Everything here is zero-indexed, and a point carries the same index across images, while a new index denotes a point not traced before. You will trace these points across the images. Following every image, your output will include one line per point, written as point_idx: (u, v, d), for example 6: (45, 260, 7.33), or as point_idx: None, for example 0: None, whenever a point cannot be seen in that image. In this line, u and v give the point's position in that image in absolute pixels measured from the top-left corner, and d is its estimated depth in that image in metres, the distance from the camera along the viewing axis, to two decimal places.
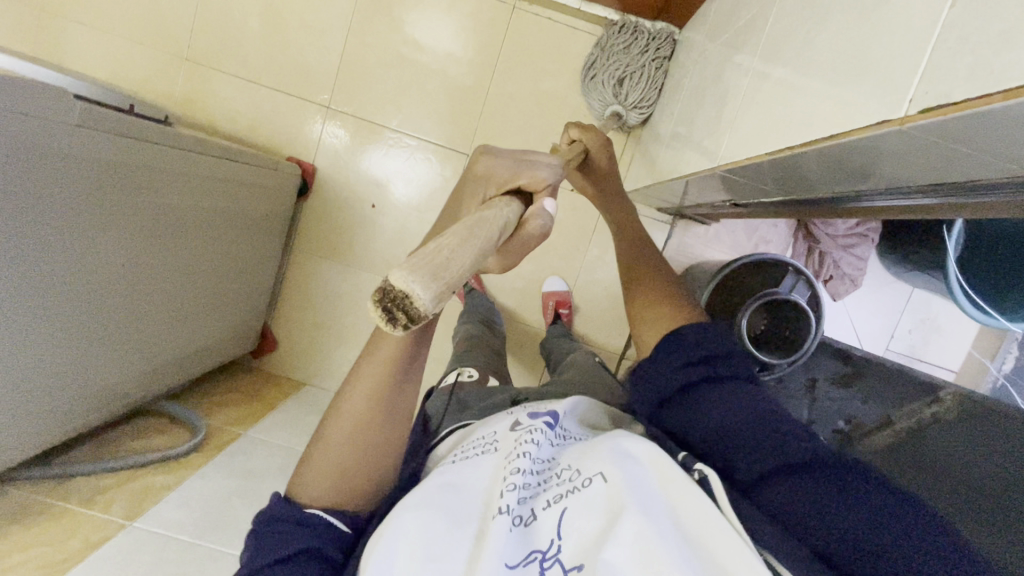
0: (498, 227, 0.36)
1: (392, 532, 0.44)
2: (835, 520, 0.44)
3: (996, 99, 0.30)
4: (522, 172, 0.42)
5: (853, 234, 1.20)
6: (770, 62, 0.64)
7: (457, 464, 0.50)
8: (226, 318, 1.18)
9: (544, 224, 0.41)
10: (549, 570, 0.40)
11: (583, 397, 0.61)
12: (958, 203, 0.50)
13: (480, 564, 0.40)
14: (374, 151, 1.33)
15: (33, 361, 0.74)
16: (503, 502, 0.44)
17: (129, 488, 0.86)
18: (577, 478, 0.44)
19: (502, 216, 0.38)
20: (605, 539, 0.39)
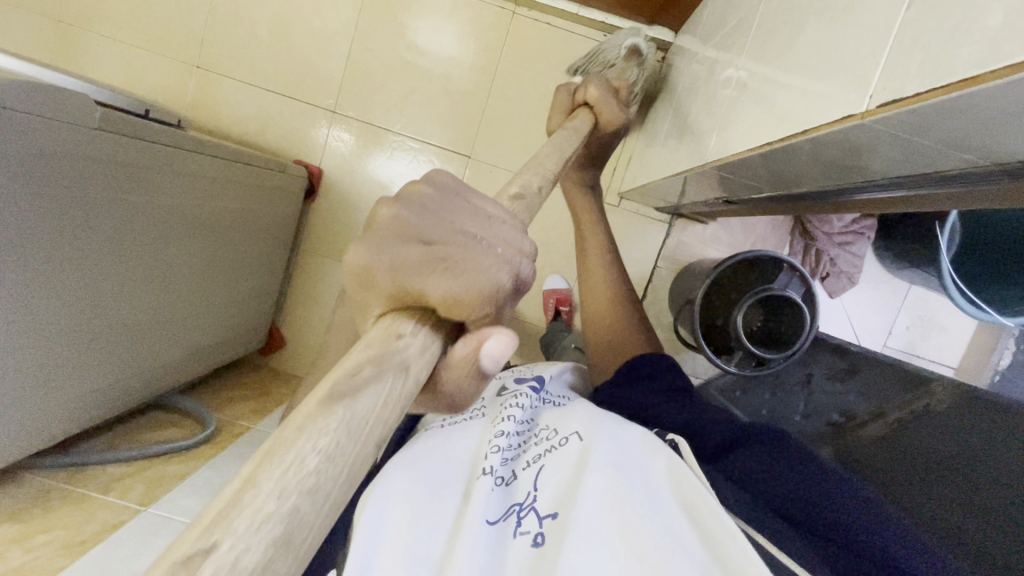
0: (397, 404, 0.32)
1: (382, 491, 0.48)
2: (797, 487, 0.55)
3: (939, 93, 0.33)
4: (432, 292, 0.34)
5: (850, 232, 1.22)
6: (755, 63, 0.67)
7: (446, 433, 0.56)
8: (236, 315, 1.21)
9: (476, 367, 0.36)
10: (525, 518, 0.46)
11: (559, 367, 0.75)
12: (925, 193, 0.53)
13: (465, 515, 0.46)
14: (378, 155, 1.37)
15: (55, 352, 0.78)
16: (488, 464, 0.50)
17: (142, 478, 0.90)
18: (554, 438, 0.51)
19: (397, 388, 0.32)
20: (577, 486, 0.45)
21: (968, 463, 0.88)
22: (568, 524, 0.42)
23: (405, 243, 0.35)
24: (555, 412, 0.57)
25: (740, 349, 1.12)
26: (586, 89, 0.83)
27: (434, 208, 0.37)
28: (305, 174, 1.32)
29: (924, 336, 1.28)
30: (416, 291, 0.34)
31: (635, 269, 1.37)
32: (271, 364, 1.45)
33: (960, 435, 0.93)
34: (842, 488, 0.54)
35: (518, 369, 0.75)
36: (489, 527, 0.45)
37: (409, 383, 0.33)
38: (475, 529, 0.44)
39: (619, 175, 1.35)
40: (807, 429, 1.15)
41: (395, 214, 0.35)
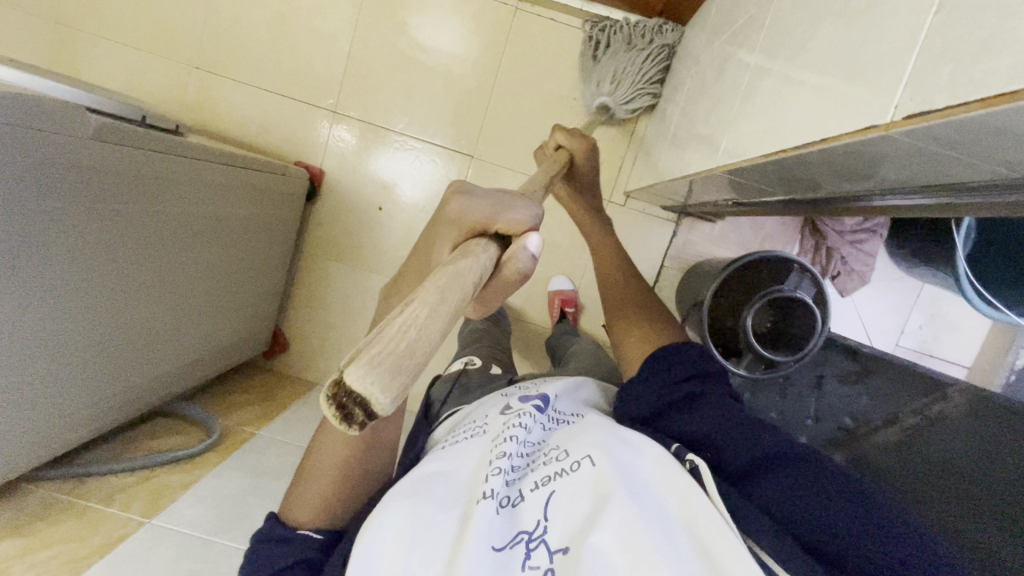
0: (476, 274, 0.34)
1: (380, 522, 0.49)
2: (816, 513, 0.52)
3: (973, 108, 0.31)
4: (498, 217, 0.39)
5: (863, 230, 1.22)
6: (767, 64, 0.64)
7: (450, 457, 0.56)
8: (239, 320, 1.20)
9: (524, 264, 0.38)
10: (534, 551, 0.45)
11: (569, 382, 0.74)
12: (949, 200, 0.50)
13: (467, 542, 0.45)
14: (381, 155, 1.35)
15: (55, 365, 0.77)
16: (489, 487, 0.49)
17: (146, 487, 0.89)
18: (564, 460, 0.50)
19: (477, 263, 0.35)
20: (591, 522, 0.44)
21: (993, 484, 0.88)
22: (580, 563, 0.42)
23: (471, 197, 0.42)
24: (565, 433, 0.56)
25: (750, 352, 1.11)
26: (555, 136, 0.99)
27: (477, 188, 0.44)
28: (306, 175, 1.31)
29: (937, 335, 1.26)
30: (480, 217, 0.40)
31: (642, 268, 1.35)
32: (276, 368, 1.44)
33: (985, 447, 0.92)
34: (866, 513, 0.51)
35: (522, 385, 0.74)
36: (494, 554, 0.45)
37: (484, 262, 0.36)
38: (480, 559, 0.44)
39: (625, 173, 1.33)
40: (817, 434, 1.12)
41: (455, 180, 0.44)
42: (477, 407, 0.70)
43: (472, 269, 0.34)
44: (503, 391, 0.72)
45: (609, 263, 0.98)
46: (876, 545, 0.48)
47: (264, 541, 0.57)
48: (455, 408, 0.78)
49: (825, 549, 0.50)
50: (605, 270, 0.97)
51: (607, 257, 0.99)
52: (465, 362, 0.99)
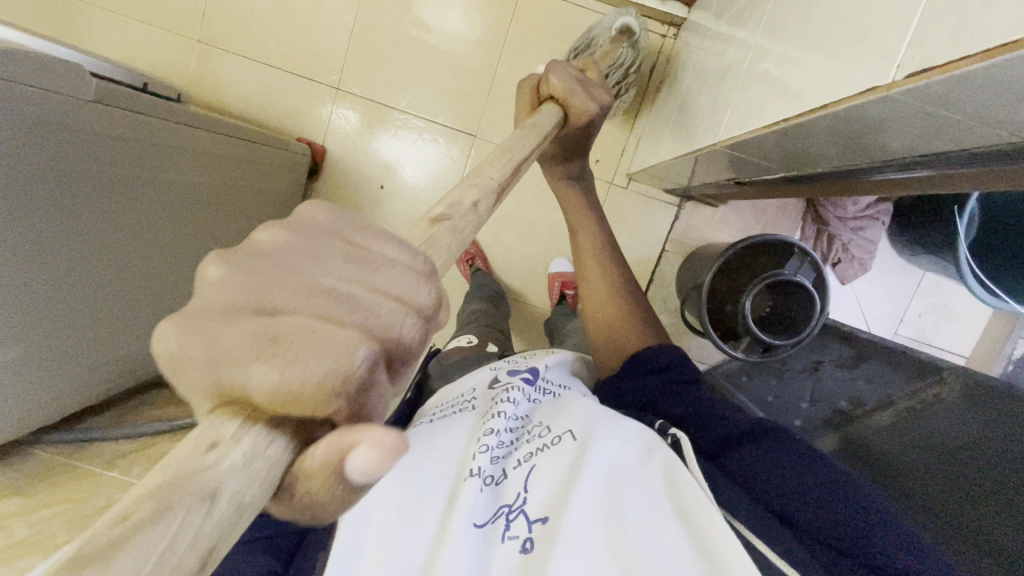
0: (201, 548, 0.23)
1: (364, 497, 0.50)
2: (796, 487, 0.53)
3: (976, 60, 0.31)
4: (257, 398, 0.23)
5: (864, 216, 1.20)
6: (772, 37, 0.64)
7: (436, 432, 0.57)
8: None
9: (346, 481, 0.25)
10: (514, 521, 0.46)
11: (560, 358, 0.74)
12: (948, 172, 0.51)
13: (452, 518, 0.46)
14: (383, 134, 1.34)
15: (53, 328, 0.78)
16: (476, 465, 0.50)
17: (145, 455, 0.91)
18: (547, 436, 0.52)
19: (194, 524, 0.22)
20: (568, 492, 0.44)
21: (982, 463, 0.86)
22: (554, 531, 0.42)
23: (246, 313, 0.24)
24: (549, 410, 0.57)
25: (748, 336, 1.09)
26: (550, 82, 0.78)
27: (265, 272, 0.25)
28: (308, 152, 1.30)
29: (935, 324, 1.27)
30: (232, 386, 0.24)
31: (642, 252, 1.35)
32: None
33: (972, 428, 0.91)
34: (846, 489, 0.52)
35: (512, 360, 0.75)
36: (475, 530, 0.45)
37: (216, 513, 0.23)
38: (461, 533, 0.44)
39: (628, 156, 1.32)
40: (812, 416, 1.13)
41: (223, 257, 0.25)
42: (466, 381, 0.71)
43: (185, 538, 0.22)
44: (492, 367, 0.73)
45: (590, 246, 0.94)
46: (850, 514, 0.49)
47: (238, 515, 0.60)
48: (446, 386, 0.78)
49: (799, 519, 0.51)
50: (585, 252, 0.94)
51: (591, 237, 0.94)
52: (463, 342, 1.00)
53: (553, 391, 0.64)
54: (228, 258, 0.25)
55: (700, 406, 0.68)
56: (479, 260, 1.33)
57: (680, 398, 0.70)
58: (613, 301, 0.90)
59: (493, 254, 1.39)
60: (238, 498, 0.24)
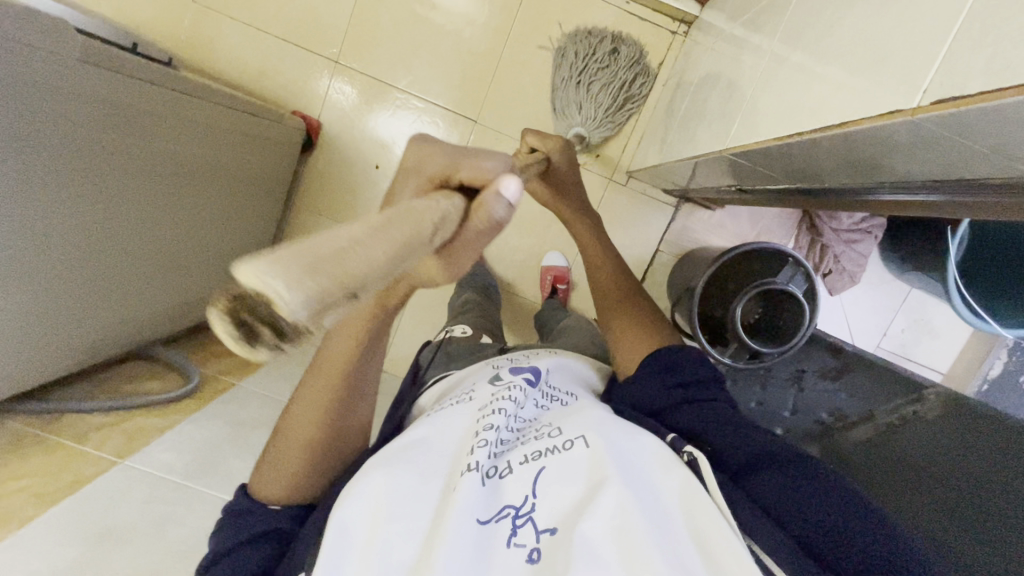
0: (432, 219, 0.28)
1: (362, 489, 0.49)
2: (815, 516, 0.51)
3: (1006, 94, 0.30)
4: (461, 166, 0.35)
5: (859, 229, 1.21)
6: (790, 46, 0.62)
7: (436, 425, 0.57)
8: (223, 269, 1.17)
9: (497, 215, 0.32)
10: (521, 527, 0.46)
11: (558, 362, 0.73)
12: (954, 200, 0.50)
13: (454, 514, 0.46)
14: (381, 113, 1.31)
15: (35, 296, 0.75)
16: (475, 460, 0.50)
17: (121, 430, 0.83)
18: (556, 438, 0.52)
19: (430, 209, 0.28)
20: (583, 507, 0.45)
21: (960, 473, 0.88)
22: (565, 543, 0.43)
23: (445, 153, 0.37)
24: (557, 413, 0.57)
25: (735, 341, 1.10)
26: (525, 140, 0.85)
27: (427, 150, 0.38)
28: (303, 126, 1.26)
29: (917, 340, 1.29)
30: (439, 174, 0.35)
31: (637, 251, 1.34)
32: None
33: (951, 440, 0.94)
34: (863, 512, 0.51)
35: (514, 357, 0.75)
36: (478, 526, 0.46)
37: (445, 211, 0.30)
38: (465, 530, 0.45)
39: (629, 153, 1.30)
40: (797, 425, 1.14)
41: (412, 146, 0.40)
42: (466, 379, 0.70)
43: (429, 215, 0.28)
44: (493, 363, 0.72)
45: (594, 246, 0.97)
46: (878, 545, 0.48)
47: (234, 515, 0.59)
48: (440, 375, 0.78)
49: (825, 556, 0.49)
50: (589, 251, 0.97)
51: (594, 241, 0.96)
52: (455, 332, 0.98)
53: (561, 396, 0.64)
54: (415, 146, 0.40)
55: (710, 413, 0.66)
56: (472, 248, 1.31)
57: (691, 407, 0.67)
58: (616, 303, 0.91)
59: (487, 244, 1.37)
60: (450, 213, 0.30)
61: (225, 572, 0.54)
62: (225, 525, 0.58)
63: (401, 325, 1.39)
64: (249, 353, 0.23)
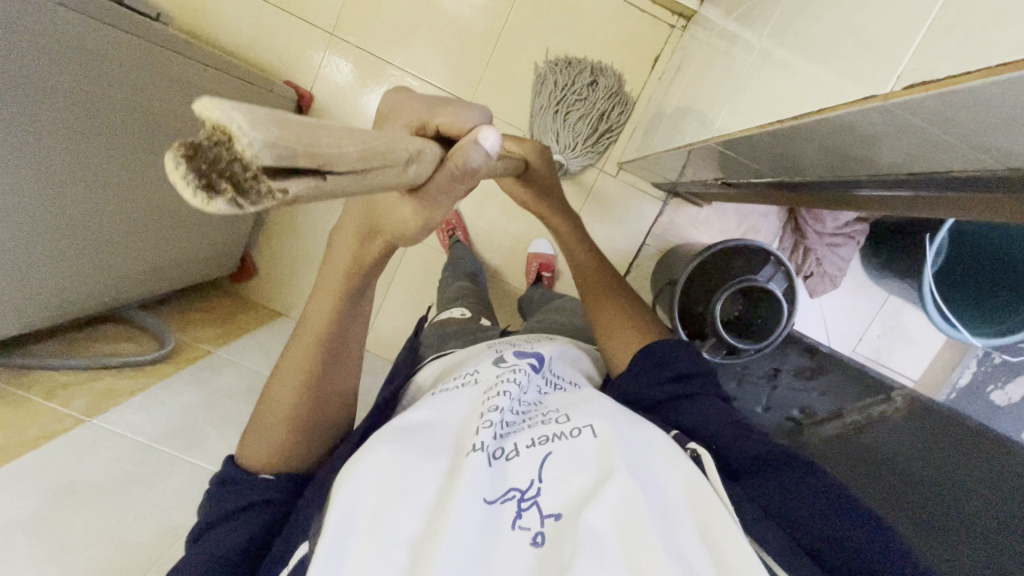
0: (407, 151, 0.29)
1: (367, 462, 0.48)
2: (814, 517, 0.52)
3: (976, 77, 0.30)
4: (439, 113, 0.36)
5: (842, 233, 1.23)
6: (779, 37, 0.62)
7: (440, 404, 0.56)
8: (204, 235, 1.15)
9: (474, 163, 0.33)
10: (526, 511, 0.46)
11: (557, 352, 0.72)
12: (930, 195, 0.51)
13: (462, 492, 0.45)
14: (375, 89, 1.30)
15: (14, 250, 0.73)
16: (480, 440, 0.50)
17: (90, 389, 0.82)
18: (564, 425, 0.52)
19: (407, 141, 0.29)
20: (590, 497, 0.46)
21: (935, 472, 0.86)
22: (572, 530, 0.44)
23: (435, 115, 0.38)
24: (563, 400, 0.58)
25: (713, 335, 1.11)
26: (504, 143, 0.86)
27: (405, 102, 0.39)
28: (294, 96, 1.25)
29: (891, 346, 1.32)
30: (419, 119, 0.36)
31: (624, 244, 1.35)
32: (241, 293, 1.40)
33: (919, 437, 0.93)
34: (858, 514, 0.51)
35: (514, 341, 0.75)
36: (484, 507, 0.46)
37: (422, 149, 0.31)
38: (472, 509, 0.45)
39: (621, 144, 1.31)
40: (768, 422, 1.17)
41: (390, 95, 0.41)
42: (466, 359, 0.70)
43: (404, 144, 0.29)
44: (491, 346, 0.72)
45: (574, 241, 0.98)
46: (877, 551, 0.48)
47: (224, 483, 0.57)
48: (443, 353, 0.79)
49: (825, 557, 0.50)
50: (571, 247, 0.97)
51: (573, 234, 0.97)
52: (455, 314, 1.00)
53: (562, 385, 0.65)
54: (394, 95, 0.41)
55: (701, 408, 0.66)
56: (460, 231, 1.31)
57: (683, 403, 0.68)
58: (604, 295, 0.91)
59: (475, 227, 1.36)
60: (426, 152, 0.31)
61: (219, 539, 0.54)
62: (216, 492, 0.57)
63: (385, 304, 1.39)
64: (202, 205, 0.19)
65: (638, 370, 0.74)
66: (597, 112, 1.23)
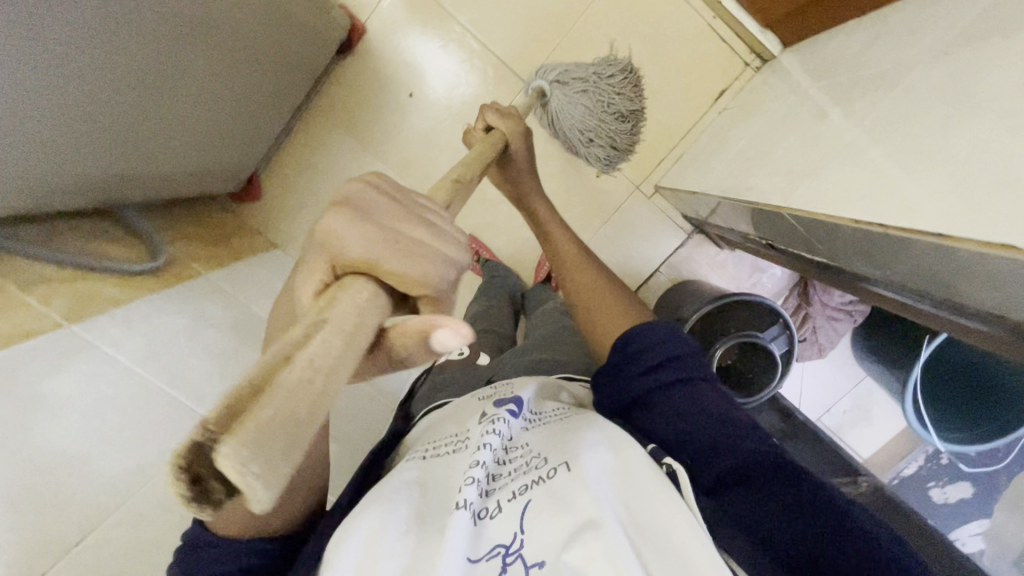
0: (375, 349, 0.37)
1: (354, 534, 0.54)
2: (789, 527, 0.52)
3: None
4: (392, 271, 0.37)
5: (842, 310, 1.27)
6: (883, 129, 0.61)
7: (427, 472, 0.63)
8: (224, 147, 1.07)
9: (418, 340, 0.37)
10: (511, 563, 0.50)
11: (535, 385, 0.76)
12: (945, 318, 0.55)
13: (446, 550, 0.50)
14: (433, 39, 1.22)
15: (37, 131, 0.65)
16: (465, 498, 0.55)
17: (71, 289, 0.75)
18: (542, 470, 0.57)
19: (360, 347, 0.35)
20: (568, 540, 0.49)
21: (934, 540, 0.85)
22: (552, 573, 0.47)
23: (353, 217, 0.37)
24: (545, 443, 0.63)
25: None
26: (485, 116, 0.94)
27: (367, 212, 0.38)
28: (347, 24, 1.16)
29: (852, 424, 1.38)
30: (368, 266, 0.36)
31: (637, 266, 1.33)
32: (238, 214, 1.31)
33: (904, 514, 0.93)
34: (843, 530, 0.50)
35: (499, 387, 0.79)
36: (468, 564, 0.50)
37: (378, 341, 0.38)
38: (456, 565, 0.49)
39: (663, 168, 1.28)
40: None
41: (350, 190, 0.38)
42: (454, 413, 0.74)
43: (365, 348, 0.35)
44: (479, 395, 0.77)
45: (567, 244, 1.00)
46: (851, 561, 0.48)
47: (193, 549, 0.55)
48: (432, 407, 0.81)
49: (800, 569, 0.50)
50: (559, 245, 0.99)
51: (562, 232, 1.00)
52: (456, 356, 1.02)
53: (545, 421, 0.70)
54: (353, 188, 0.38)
55: (683, 405, 0.66)
56: (485, 251, 1.31)
57: (663, 396, 0.68)
58: (596, 286, 0.93)
59: (495, 210, 1.32)
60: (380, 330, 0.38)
61: None
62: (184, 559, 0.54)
63: None
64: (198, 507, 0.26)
65: (621, 361, 0.73)
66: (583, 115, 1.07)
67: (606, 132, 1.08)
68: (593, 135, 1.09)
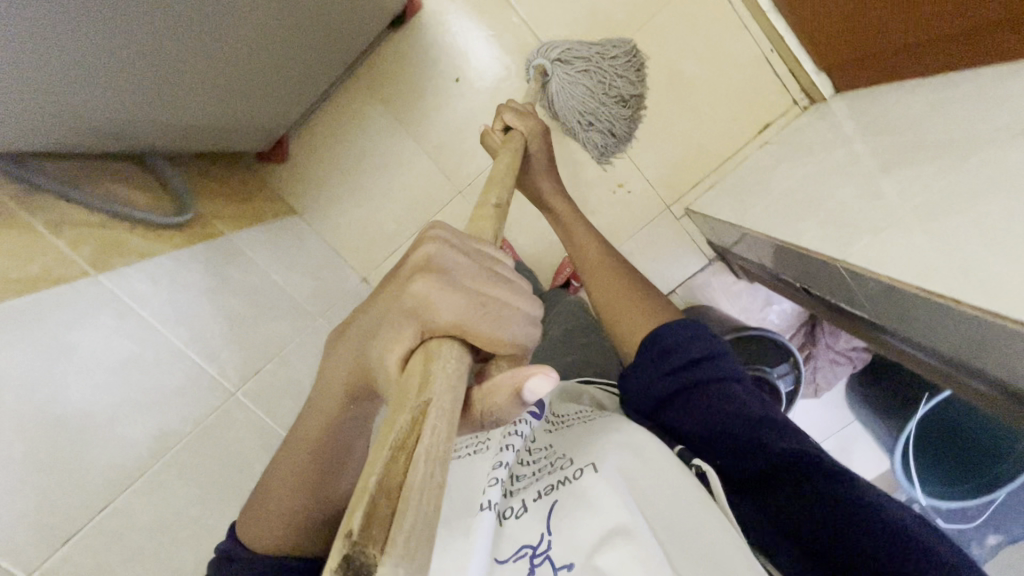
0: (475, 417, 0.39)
1: None
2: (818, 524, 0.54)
3: None
4: (471, 330, 0.39)
5: (845, 356, 1.29)
6: (949, 197, 0.62)
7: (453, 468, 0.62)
8: (263, 104, 1.03)
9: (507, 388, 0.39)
10: (539, 565, 0.50)
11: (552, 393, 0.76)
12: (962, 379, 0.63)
13: (475, 552, 0.50)
14: (488, 27, 1.20)
15: (90, 63, 0.62)
16: (488, 499, 0.55)
17: (99, 235, 0.72)
18: (567, 470, 0.56)
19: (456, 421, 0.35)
20: (598, 544, 0.49)
21: None
22: None
23: (440, 282, 0.39)
24: (569, 444, 0.62)
25: None
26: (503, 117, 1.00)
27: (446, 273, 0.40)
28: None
29: None
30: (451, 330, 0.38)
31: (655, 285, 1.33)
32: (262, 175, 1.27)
33: None
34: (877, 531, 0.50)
35: None
36: (497, 565, 0.52)
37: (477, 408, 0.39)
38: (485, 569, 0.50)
39: (697, 191, 1.27)
40: None
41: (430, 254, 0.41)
42: None
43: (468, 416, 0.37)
44: None
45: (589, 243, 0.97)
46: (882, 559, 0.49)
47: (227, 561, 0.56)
48: None
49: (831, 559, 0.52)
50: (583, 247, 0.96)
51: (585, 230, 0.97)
52: None
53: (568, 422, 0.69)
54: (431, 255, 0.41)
55: (712, 403, 0.65)
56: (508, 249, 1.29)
57: (692, 394, 0.67)
58: (617, 283, 0.89)
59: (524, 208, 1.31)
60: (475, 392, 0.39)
61: None
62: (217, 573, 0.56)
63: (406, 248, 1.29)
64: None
65: (648, 363, 0.72)
66: (584, 95, 1.16)
67: (606, 114, 1.18)
68: (595, 116, 1.18)
